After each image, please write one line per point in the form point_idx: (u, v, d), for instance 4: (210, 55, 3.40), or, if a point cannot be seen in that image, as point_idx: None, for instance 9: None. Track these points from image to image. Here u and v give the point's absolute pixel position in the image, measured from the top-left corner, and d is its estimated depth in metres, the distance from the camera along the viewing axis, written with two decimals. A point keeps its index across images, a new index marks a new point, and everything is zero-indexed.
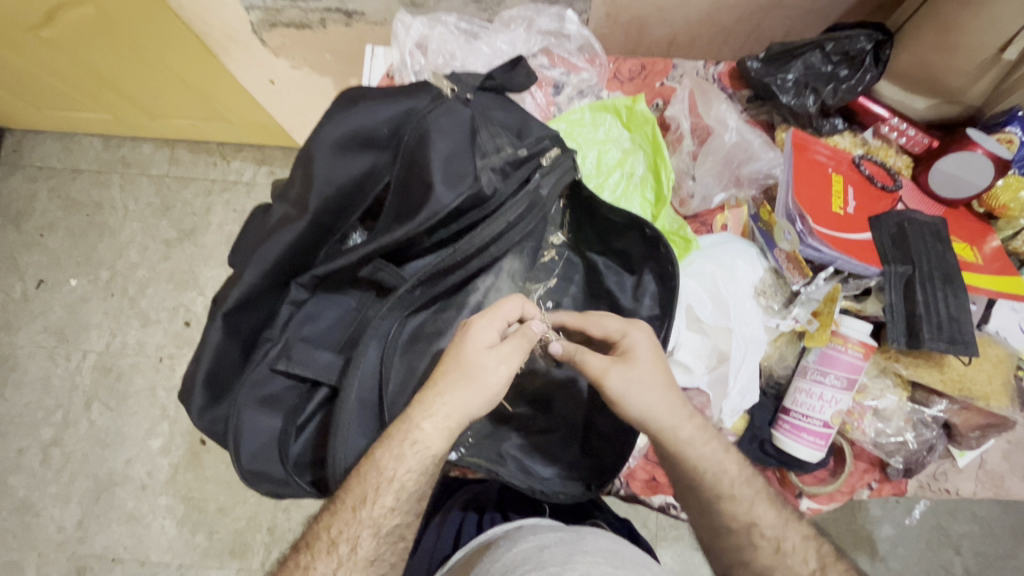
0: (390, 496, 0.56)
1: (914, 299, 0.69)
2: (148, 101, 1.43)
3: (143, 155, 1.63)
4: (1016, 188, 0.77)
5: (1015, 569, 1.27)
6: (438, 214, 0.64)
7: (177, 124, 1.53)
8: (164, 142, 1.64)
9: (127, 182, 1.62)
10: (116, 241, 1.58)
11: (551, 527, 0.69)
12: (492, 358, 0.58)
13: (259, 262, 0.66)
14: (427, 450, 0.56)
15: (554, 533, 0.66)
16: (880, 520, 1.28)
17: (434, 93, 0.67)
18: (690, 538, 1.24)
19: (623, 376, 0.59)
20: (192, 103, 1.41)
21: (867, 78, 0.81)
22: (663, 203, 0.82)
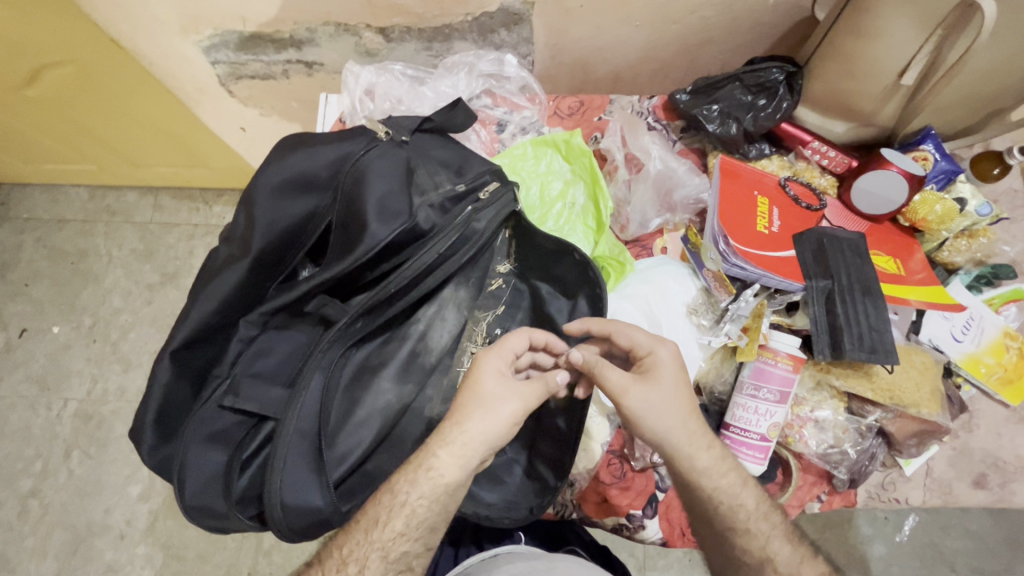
0: (401, 526, 0.57)
1: (835, 311, 0.71)
2: (130, 151, 1.48)
3: (127, 204, 1.68)
4: (932, 203, 0.81)
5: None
6: (374, 248, 0.67)
7: (159, 171, 1.58)
8: (148, 190, 1.69)
9: (112, 230, 1.66)
10: (100, 287, 1.61)
11: (521, 553, 0.76)
12: (507, 386, 0.62)
13: (206, 301, 0.69)
14: (435, 484, 0.57)
15: (526, 561, 0.74)
16: (871, 539, 1.27)
17: (370, 137, 0.72)
18: (678, 565, 1.23)
19: (642, 393, 0.61)
20: (174, 153, 1.46)
21: (783, 106, 0.86)
22: (603, 229, 0.87)
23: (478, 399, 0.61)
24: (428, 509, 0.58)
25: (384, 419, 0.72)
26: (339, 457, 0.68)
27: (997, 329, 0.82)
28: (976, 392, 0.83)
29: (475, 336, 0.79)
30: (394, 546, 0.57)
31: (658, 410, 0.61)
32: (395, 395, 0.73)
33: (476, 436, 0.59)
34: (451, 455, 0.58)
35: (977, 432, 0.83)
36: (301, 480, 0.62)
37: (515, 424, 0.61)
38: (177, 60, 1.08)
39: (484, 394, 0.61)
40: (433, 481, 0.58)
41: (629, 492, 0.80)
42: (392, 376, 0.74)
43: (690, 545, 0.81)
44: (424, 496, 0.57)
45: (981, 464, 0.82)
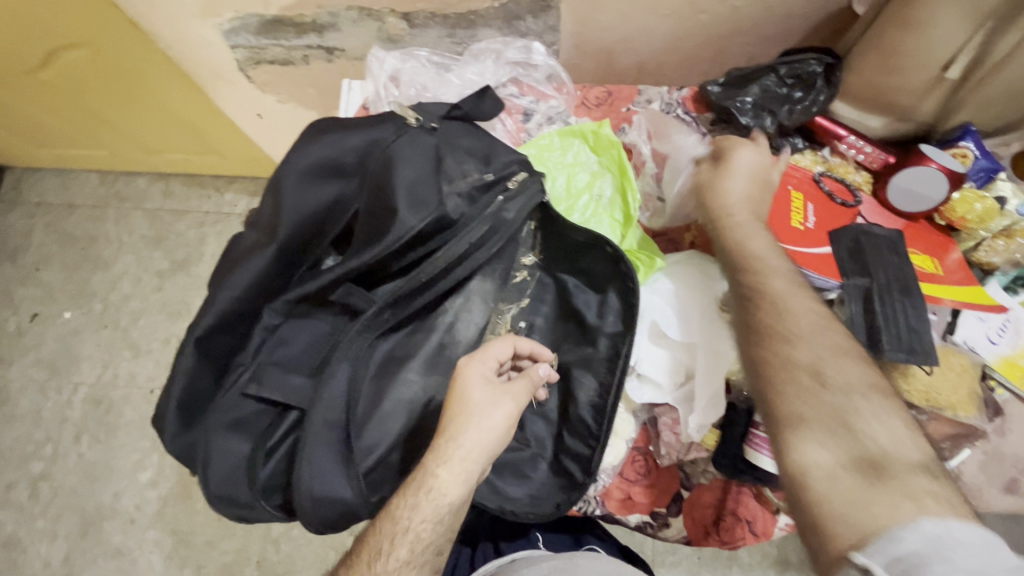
0: (408, 548, 0.56)
1: (873, 310, 0.69)
2: (144, 137, 1.47)
3: (138, 190, 1.67)
4: (971, 201, 0.79)
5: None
6: (402, 237, 0.66)
7: (173, 159, 1.58)
8: (159, 176, 1.68)
9: (123, 216, 1.65)
10: (110, 273, 1.60)
11: (540, 556, 0.77)
12: (493, 393, 0.61)
13: (229, 289, 0.67)
14: (434, 504, 0.56)
15: (546, 563, 0.74)
16: None
17: (398, 123, 0.70)
18: (689, 562, 1.22)
19: (747, 154, 0.78)
20: (188, 139, 1.45)
21: (819, 99, 0.84)
22: (631, 222, 0.85)
23: (469, 410, 0.59)
24: (435, 527, 0.57)
25: (411, 413, 0.69)
26: (364, 450, 0.67)
27: None
28: (1009, 396, 0.80)
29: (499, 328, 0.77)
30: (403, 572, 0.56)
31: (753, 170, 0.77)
32: (422, 386, 0.70)
33: (471, 450, 0.58)
34: (450, 473, 0.57)
35: (1010, 436, 0.80)
36: (329, 471, 0.60)
37: (507, 432, 0.61)
38: (194, 43, 1.06)
39: (474, 404, 0.59)
40: (434, 502, 0.56)
41: (652, 490, 0.79)
42: (418, 368, 0.71)
43: (715, 546, 0.79)
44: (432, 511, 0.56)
45: (1012, 469, 0.81)
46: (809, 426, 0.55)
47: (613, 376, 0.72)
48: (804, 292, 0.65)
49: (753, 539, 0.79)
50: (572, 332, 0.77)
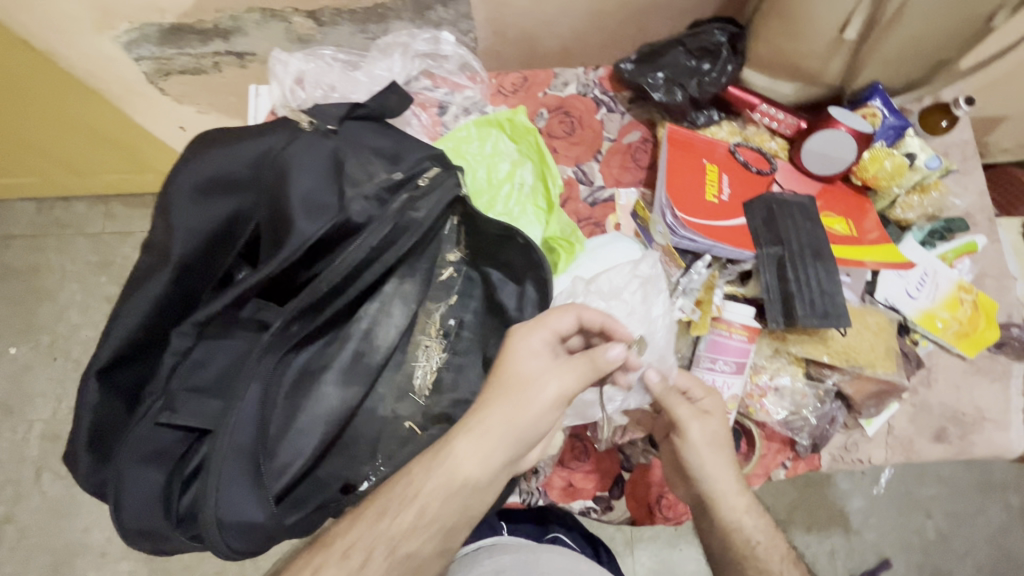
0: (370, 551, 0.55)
1: (786, 277, 0.70)
2: (77, 160, 1.39)
3: (77, 216, 1.58)
4: (882, 159, 0.80)
5: (984, 526, 1.29)
6: (303, 246, 0.64)
7: (108, 180, 1.50)
8: (97, 200, 1.59)
9: (63, 244, 1.57)
10: (56, 304, 1.52)
11: (502, 547, 0.80)
12: (545, 369, 0.60)
13: (129, 316, 0.65)
14: (419, 500, 0.56)
15: (507, 555, 0.78)
16: (850, 494, 1.29)
17: (291, 129, 0.68)
18: (667, 535, 1.22)
19: (702, 424, 0.68)
20: (119, 158, 1.38)
21: (727, 69, 0.83)
22: (554, 209, 0.84)
23: (533, 387, 0.59)
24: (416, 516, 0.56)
25: (332, 423, 0.69)
26: (279, 468, 0.66)
27: (951, 283, 0.82)
28: (933, 347, 0.83)
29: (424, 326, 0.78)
30: (405, 540, 0.55)
31: (713, 443, 0.68)
32: (341, 397, 0.70)
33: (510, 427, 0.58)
34: (478, 448, 0.57)
35: (935, 386, 0.82)
36: (240, 495, 0.59)
37: (557, 406, 0.59)
38: (96, 57, 1.01)
39: (517, 379, 0.59)
40: (446, 485, 0.57)
41: (593, 475, 0.79)
42: (335, 380, 0.71)
43: (659, 523, 0.80)
44: (414, 504, 0.56)
45: (940, 418, 0.82)
46: (723, 536, 0.68)
47: None
48: (726, 451, 0.69)
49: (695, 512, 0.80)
50: (499, 327, 0.77)
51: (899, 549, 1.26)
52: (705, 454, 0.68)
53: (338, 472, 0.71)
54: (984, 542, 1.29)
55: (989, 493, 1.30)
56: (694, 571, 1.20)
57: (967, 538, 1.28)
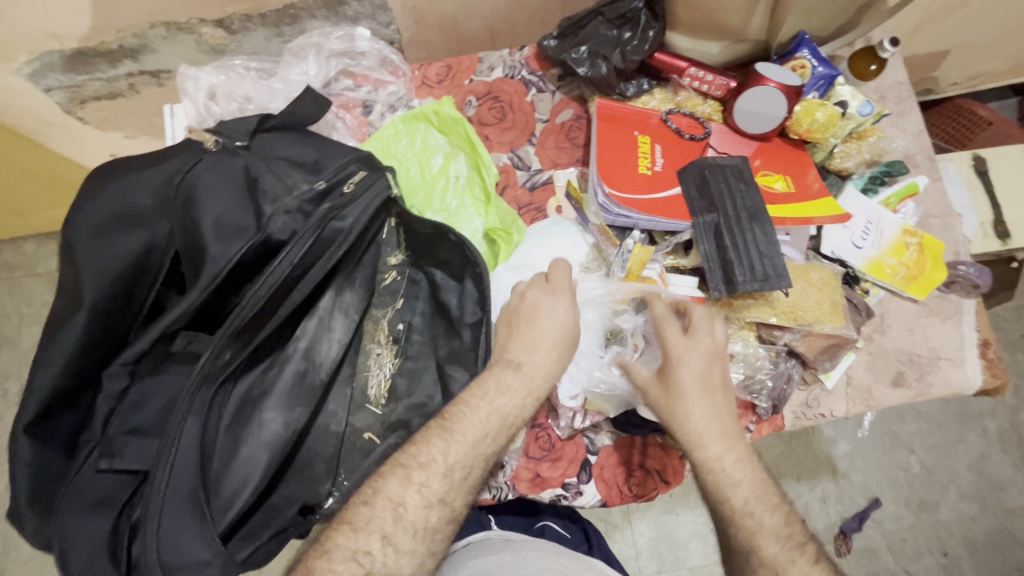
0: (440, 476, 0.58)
1: (724, 244, 0.68)
2: (12, 201, 1.26)
3: (26, 256, 1.43)
4: (812, 111, 0.78)
5: (965, 455, 1.32)
6: (220, 271, 0.61)
7: (49, 216, 1.37)
8: (47, 237, 1.45)
9: (16, 287, 1.42)
10: (19, 349, 1.39)
11: (489, 547, 0.76)
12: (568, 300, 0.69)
13: (49, 366, 0.62)
14: (488, 412, 0.62)
15: (493, 556, 0.73)
16: (835, 439, 1.31)
17: (195, 151, 0.65)
18: (661, 502, 1.23)
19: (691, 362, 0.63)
20: (59, 193, 1.26)
21: (649, 35, 0.80)
22: (492, 198, 0.82)
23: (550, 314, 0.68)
24: (485, 425, 0.61)
25: (285, 447, 0.68)
26: (224, 502, 0.65)
27: (896, 228, 0.82)
28: (885, 294, 0.83)
29: (371, 332, 0.77)
30: (458, 436, 0.60)
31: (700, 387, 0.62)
32: (284, 423, 0.68)
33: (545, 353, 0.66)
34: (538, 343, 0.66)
35: (890, 332, 0.82)
36: (185, 536, 0.58)
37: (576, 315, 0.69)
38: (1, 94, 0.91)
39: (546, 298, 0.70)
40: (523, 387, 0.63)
41: (560, 463, 0.78)
42: (277, 405, 0.69)
43: (630, 501, 0.80)
44: (501, 427, 0.61)
45: (897, 363, 0.82)
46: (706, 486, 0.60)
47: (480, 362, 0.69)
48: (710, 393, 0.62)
49: (664, 487, 0.80)
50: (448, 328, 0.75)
51: (887, 487, 1.28)
52: (686, 399, 0.62)
53: (295, 495, 0.70)
54: (967, 469, 1.32)
55: (967, 423, 1.33)
56: (690, 534, 1.21)
57: (950, 467, 1.31)
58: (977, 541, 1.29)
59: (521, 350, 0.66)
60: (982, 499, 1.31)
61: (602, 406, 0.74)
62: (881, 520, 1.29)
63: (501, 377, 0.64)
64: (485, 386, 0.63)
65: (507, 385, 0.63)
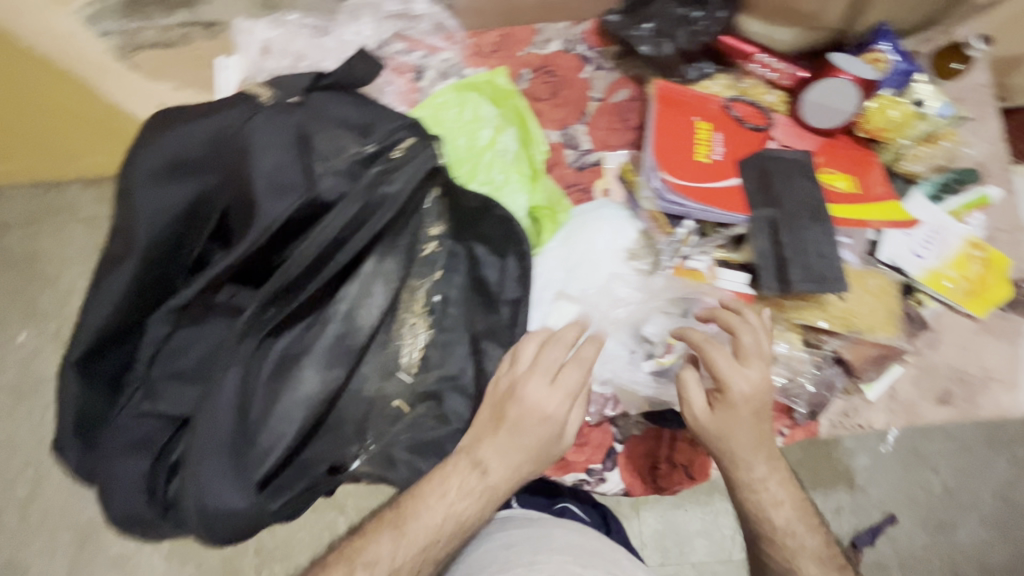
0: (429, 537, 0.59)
1: (781, 242, 0.66)
2: (57, 142, 1.26)
3: (70, 200, 1.46)
4: (887, 109, 0.74)
5: (991, 479, 1.28)
6: (270, 227, 0.60)
7: (94, 163, 1.36)
8: (91, 181, 1.46)
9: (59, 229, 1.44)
10: (58, 290, 1.42)
11: (518, 522, 0.77)
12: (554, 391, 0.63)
13: (100, 305, 0.63)
14: (466, 487, 0.61)
15: (520, 531, 0.74)
16: (856, 451, 1.28)
17: (249, 103, 0.64)
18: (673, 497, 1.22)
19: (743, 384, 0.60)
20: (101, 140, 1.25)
21: (720, 16, 0.77)
22: (539, 176, 0.80)
23: (515, 425, 0.62)
24: (440, 530, 0.60)
25: (319, 407, 0.69)
26: (260, 453, 0.66)
27: (960, 240, 0.78)
28: (940, 308, 0.79)
29: (409, 303, 0.76)
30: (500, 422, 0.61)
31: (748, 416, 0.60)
32: (323, 382, 0.69)
33: (517, 452, 0.62)
34: (498, 456, 0.62)
35: (940, 348, 0.79)
36: (219, 487, 0.59)
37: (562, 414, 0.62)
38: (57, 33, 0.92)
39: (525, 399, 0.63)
40: (483, 488, 0.61)
41: (586, 449, 0.77)
42: (315, 365, 0.69)
43: (652, 493, 0.79)
44: (454, 534, 0.61)
45: (946, 380, 0.79)
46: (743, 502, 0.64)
47: (514, 342, 0.70)
48: (759, 423, 0.62)
49: (689, 482, 0.79)
50: (481, 304, 0.76)
51: (904, 504, 1.26)
52: (734, 432, 0.61)
53: (325, 454, 0.71)
54: (990, 494, 1.28)
55: (997, 448, 1.29)
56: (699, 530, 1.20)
57: (974, 491, 1.28)
58: (994, 568, 1.26)
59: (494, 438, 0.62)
60: (1003, 526, 1.27)
61: (628, 397, 0.71)
62: (895, 537, 1.26)
63: (464, 481, 0.61)
64: (443, 485, 0.62)
65: (468, 489, 0.61)
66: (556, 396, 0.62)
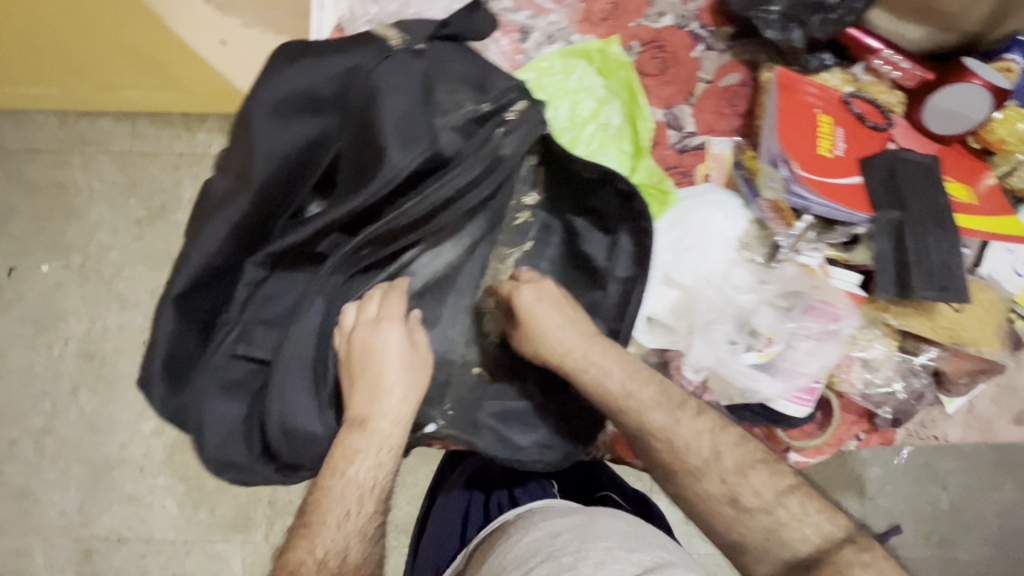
0: (357, 497, 0.62)
1: (904, 246, 0.64)
2: (90, 72, 1.13)
3: (100, 131, 1.31)
4: (1014, 120, 0.73)
5: (996, 502, 1.30)
6: (393, 179, 0.58)
7: (130, 97, 1.22)
8: (123, 115, 1.31)
9: (88, 160, 1.31)
10: (85, 222, 1.30)
11: (560, 508, 0.69)
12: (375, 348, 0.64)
13: (206, 242, 0.61)
14: (384, 447, 0.63)
15: (564, 518, 0.66)
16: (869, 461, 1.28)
17: (381, 46, 0.61)
18: None
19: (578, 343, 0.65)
20: (139, 73, 1.12)
21: (856, 6, 0.72)
22: (642, 154, 0.78)
23: (388, 374, 0.64)
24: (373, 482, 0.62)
25: None
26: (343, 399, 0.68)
27: None
28: None
29: (501, 271, 0.76)
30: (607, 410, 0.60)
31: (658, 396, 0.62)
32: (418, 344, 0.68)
33: (395, 399, 0.63)
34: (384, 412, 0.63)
35: None
36: (303, 408, 0.65)
37: (401, 372, 0.64)
38: None
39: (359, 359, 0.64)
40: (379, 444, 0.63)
41: None
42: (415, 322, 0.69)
43: None
44: (366, 495, 0.62)
45: None
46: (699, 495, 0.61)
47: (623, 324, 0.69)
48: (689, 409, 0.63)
49: None
50: (582, 279, 0.74)
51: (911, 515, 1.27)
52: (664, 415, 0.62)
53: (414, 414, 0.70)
54: (993, 515, 1.30)
55: (1008, 472, 1.30)
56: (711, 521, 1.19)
57: (978, 509, 1.30)
58: None
59: (364, 403, 0.63)
60: (1001, 545, 1.30)
61: (721, 389, 0.69)
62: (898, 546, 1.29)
63: (347, 440, 0.62)
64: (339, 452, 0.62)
65: (365, 451, 0.62)
66: (404, 365, 0.65)
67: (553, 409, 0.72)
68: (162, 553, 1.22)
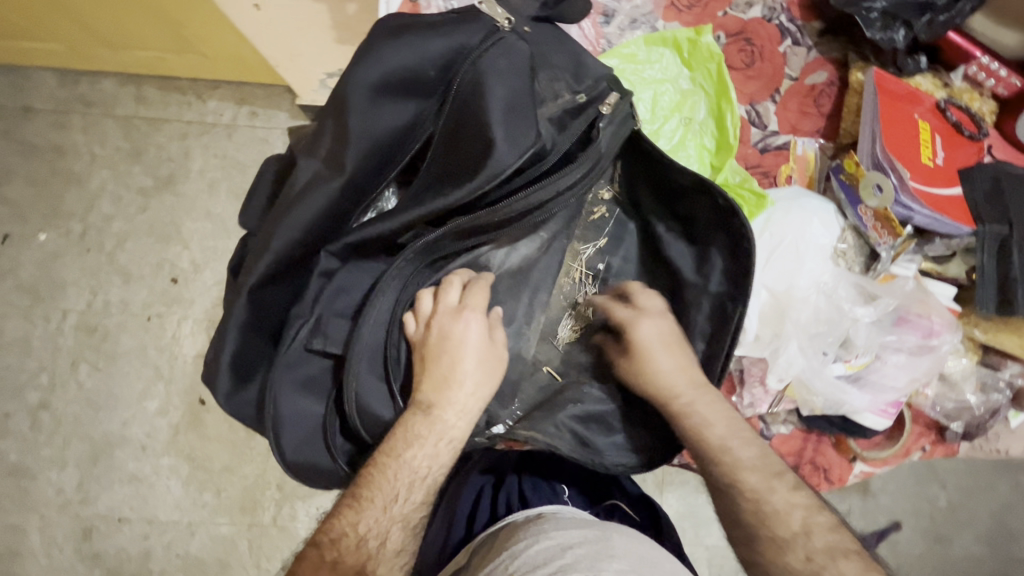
0: (408, 483, 0.53)
1: (1010, 260, 0.64)
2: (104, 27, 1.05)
3: (105, 94, 1.22)
4: None
5: None
6: (499, 175, 0.54)
7: (144, 58, 1.14)
8: (129, 77, 1.22)
9: (91, 123, 1.21)
10: (85, 190, 1.20)
11: (574, 517, 0.54)
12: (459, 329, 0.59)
13: (287, 229, 0.56)
14: (444, 438, 0.55)
15: (579, 528, 0.51)
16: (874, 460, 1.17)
17: (488, 25, 0.56)
18: None
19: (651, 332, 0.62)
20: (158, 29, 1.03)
21: (965, 8, 0.70)
22: (726, 151, 0.74)
23: (467, 355, 0.58)
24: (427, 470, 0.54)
25: None
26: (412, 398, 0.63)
27: None
28: None
29: (574, 268, 0.72)
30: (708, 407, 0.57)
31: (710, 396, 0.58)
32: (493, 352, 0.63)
33: (466, 385, 0.57)
34: (450, 396, 0.56)
35: None
36: (374, 405, 0.60)
37: (476, 353, 0.59)
38: None
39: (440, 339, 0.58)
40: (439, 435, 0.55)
41: None
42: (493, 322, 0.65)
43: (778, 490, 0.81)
44: (416, 485, 0.53)
45: None
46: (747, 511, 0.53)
47: (723, 343, 0.62)
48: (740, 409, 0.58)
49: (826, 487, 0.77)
50: (660, 281, 0.70)
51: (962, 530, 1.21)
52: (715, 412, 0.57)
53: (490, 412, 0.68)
54: None
55: None
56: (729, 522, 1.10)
57: None
58: None
59: (433, 389, 0.56)
60: None
61: (803, 398, 0.69)
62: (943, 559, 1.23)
63: (410, 424, 0.55)
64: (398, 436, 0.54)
65: (428, 437, 0.55)
66: (490, 353, 0.60)
67: (634, 418, 0.67)
68: (168, 535, 1.10)
